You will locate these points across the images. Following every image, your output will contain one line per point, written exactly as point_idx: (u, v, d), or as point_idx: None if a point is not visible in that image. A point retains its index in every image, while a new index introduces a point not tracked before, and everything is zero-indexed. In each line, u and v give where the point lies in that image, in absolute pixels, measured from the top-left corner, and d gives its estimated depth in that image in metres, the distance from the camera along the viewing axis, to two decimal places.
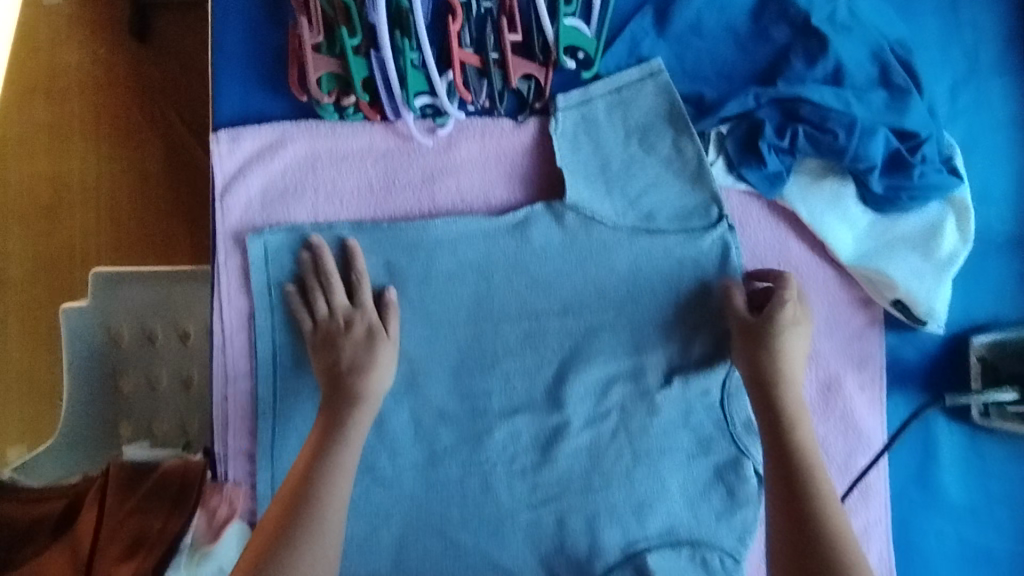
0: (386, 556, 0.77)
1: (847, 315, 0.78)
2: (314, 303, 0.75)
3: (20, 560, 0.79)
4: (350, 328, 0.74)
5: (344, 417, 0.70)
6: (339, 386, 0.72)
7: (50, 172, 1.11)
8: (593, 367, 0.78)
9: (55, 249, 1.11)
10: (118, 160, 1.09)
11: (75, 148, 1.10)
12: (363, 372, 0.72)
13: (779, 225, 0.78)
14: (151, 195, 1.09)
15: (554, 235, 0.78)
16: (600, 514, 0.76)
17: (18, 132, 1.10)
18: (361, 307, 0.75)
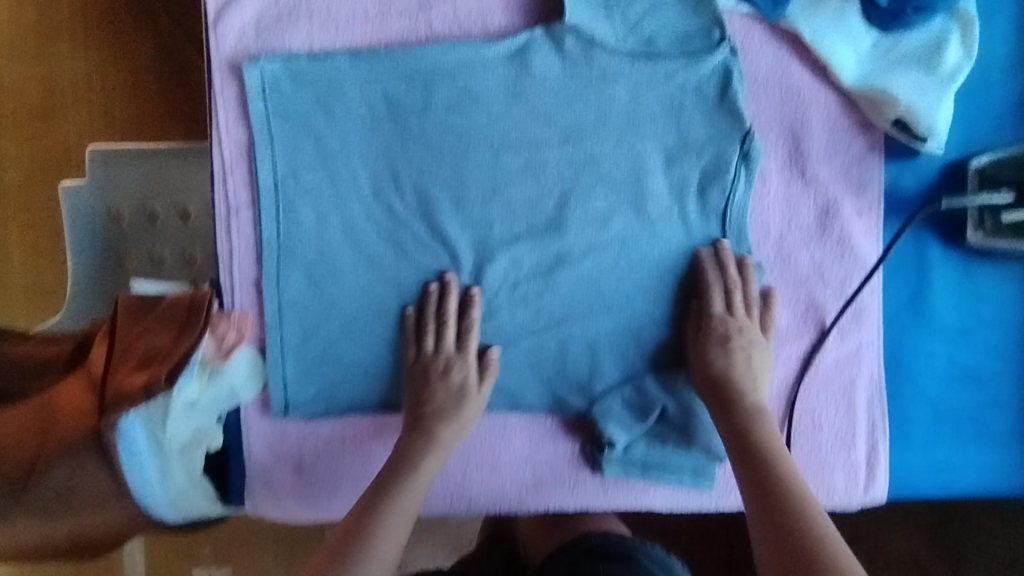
0: (392, 382, 0.79)
1: (847, 139, 0.78)
2: (422, 331, 0.78)
3: (38, 390, 0.81)
4: (448, 376, 0.76)
5: (417, 458, 0.73)
6: (423, 413, 0.76)
7: (40, 73, 1.11)
8: (593, 195, 0.78)
9: (49, 152, 1.11)
10: (108, 59, 1.09)
11: (64, 43, 1.10)
12: (450, 411, 0.75)
13: (781, 49, 0.78)
14: (144, 94, 1.09)
15: (554, 61, 0.77)
16: (601, 338, 0.79)
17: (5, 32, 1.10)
18: (464, 357, 0.77)
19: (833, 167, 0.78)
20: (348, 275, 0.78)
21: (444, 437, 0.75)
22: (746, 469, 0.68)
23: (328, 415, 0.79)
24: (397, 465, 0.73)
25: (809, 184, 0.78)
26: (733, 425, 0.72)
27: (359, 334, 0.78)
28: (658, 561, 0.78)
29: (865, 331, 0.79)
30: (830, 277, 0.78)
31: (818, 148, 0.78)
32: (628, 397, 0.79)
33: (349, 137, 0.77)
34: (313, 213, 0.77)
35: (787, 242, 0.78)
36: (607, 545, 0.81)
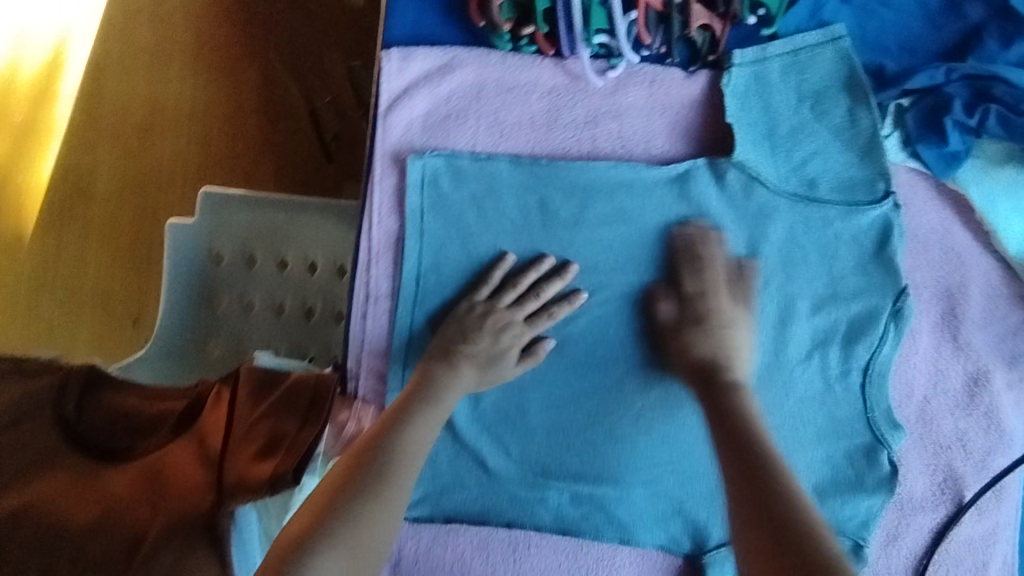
0: (504, 495, 0.76)
1: (1005, 310, 0.76)
2: (478, 292, 0.75)
3: (140, 450, 0.76)
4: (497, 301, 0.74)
5: (440, 392, 0.71)
6: (436, 353, 0.73)
7: (145, 93, 1.07)
8: (732, 332, 0.77)
9: (145, 173, 1.07)
10: (217, 91, 1.08)
11: (174, 70, 1.07)
12: (460, 355, 0.72)
13: (946, 209, 0.76)
14: (244, 126, 1.09)
15: (713, 193, 0.77)
16: (722, 483, 0.75)
17: (118, 49, 1.06)
18: (516, 314, 0.74)
19: (986, 336, 0.75)
20: None
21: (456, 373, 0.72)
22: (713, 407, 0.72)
23: (432, 521, 0.76)
24: (417, 388, 0.71)
25: (960, 349, 0.75)
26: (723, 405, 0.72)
27: (476, 440, 0.76)
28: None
29: (1002, 511, 0.75)
30: (973, 449, 0.75)
31: (974, 316, 0.75)
32: None
33: (497, 243, 0.77)
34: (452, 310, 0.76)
35: (930, 406, 0.75)
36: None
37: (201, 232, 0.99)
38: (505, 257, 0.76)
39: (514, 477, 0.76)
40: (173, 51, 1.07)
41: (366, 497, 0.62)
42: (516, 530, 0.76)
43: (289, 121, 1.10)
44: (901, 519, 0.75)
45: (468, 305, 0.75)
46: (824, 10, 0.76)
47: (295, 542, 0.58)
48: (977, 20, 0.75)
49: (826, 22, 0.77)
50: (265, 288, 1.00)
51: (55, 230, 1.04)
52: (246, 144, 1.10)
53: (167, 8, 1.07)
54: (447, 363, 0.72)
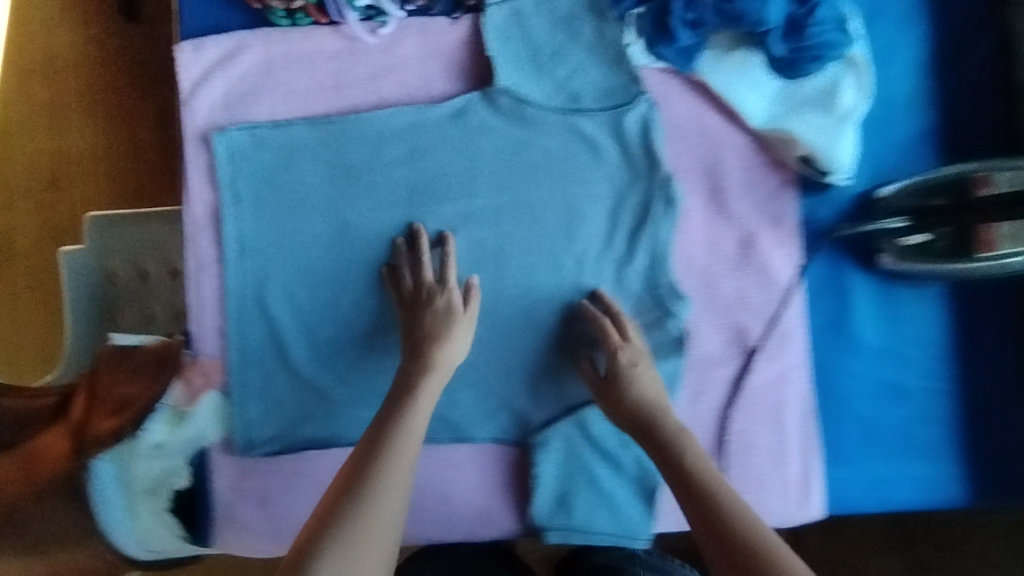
0: (349, 419, 0.84)
1: (762, 177, 0.84)
2: (399, 277, 0.84)
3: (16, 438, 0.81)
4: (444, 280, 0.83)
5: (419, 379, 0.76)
6: (415, 340, 0.81)
7: (49, 148, 1.12)
8: (528, 239, 0.85)
9: (60, 222, 1.11)
10: (111, 134, 1.11)
11: (72, 121, 1.11)
12: (439, 333, 0.79)
13: (696, 98, 0.84)
14: (143, 161, 1.11)
15: (491, 120, 0.85)
16: (539, 372, 0.85)
17: (18, 114, 1.12)
18: (447, 286, 0.83)
19: (751, 203, 0.84)
20: (308, 320, 0.85)
21: (442, 356, 0.79)
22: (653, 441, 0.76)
23: (288, 452, 0.85)
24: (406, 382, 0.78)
25: (729, 218, 0.84)
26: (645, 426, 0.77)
27: (317, 374, 0.85)
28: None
29: (791, 355, 0.84)
30: (753, 303, 0.84)
31: (736, 187, 0.84)
32: (568, 424, 0.84)
33: (307, 196, 0.86)
34: (278, 265, 0.85)
35: (714, 271, 0.84)
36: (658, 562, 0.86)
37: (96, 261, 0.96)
38: (446, 237, 0.85)
39: (355, 400, 0.85)
40: (67, 105, 1.11)
41: (365, 502, 0.66)
42: None
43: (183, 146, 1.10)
44: (701, 376, 0.84)
45: (439, 290, 0.84)
46: None
47: (307, 543, 0.63)
48: None
49: None
50: (152, 301, 0.97)
51: None
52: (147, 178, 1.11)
53: (56, 67, 1.11)
54: (430, 346, 0.79)
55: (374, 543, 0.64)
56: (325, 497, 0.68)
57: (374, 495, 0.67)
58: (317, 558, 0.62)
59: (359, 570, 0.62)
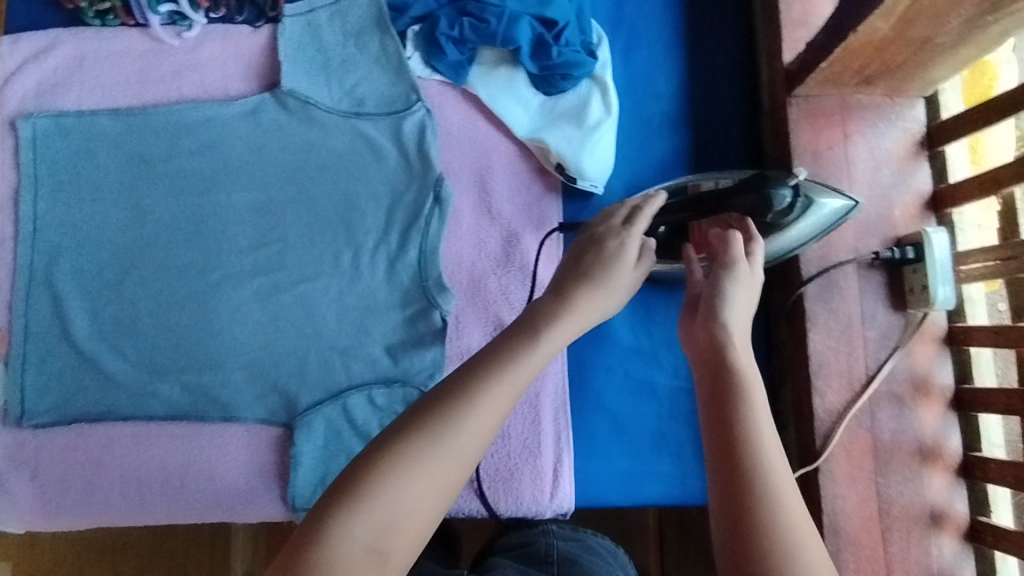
0: (123, 393, 0.87)
1: (528, 182, 0.92)
2: (600, 242, 0.70)
3: None
4: (631, 224, 0.71)
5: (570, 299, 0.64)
6: (559, 286, 0.67)
7: None
8: (308, 231, 0.91)
9: None
10: None
11: None
12: (598, 277, 0.67)
13: (469, 108, 0.94)
14: None
15: (281, 119, 0.92)
16: (310, 357, 0.89)
17: None
18: (627, 230, 0.71)
19: (514, 206, 0.91)
20: (94, 299, 0.89)
21: (581, 303, 0.64)
22: (704, 378, 0.56)
23: (60, 425, 0.87)
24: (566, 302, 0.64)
25: (495, 219, 0.91)
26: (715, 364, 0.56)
27: (96, 350, 0.88)
28: (604, 548, 0.90)
29: None
30: (515, 299, 0.89)
31: (503, 190, 0.91)
32: (332, 408, 0.88)
33: (106, 181, 0.91)
34: (71, 245, 0.90)
35: (477, 268, 0.90)
36: (518, 537, 0.90)
37: None
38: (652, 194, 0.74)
39: (130, 377, 0.88)
40: None
41: (447, 422, 0.51)
42: (134, 423, 0.87)
43: None
44: None
45: (597, 228, 0.73)
46: None
47: (349, 472, 0.49)
48: None
49: None
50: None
51: None
52: None
53: None
54: (577, 282, 0.66)
55: (435, 470, 0.49)
56: (411, 406, 0.53)
57: (465, 411, 0.51)
58: (367, 478, 0.48)
59: (409, 506, 0.48)
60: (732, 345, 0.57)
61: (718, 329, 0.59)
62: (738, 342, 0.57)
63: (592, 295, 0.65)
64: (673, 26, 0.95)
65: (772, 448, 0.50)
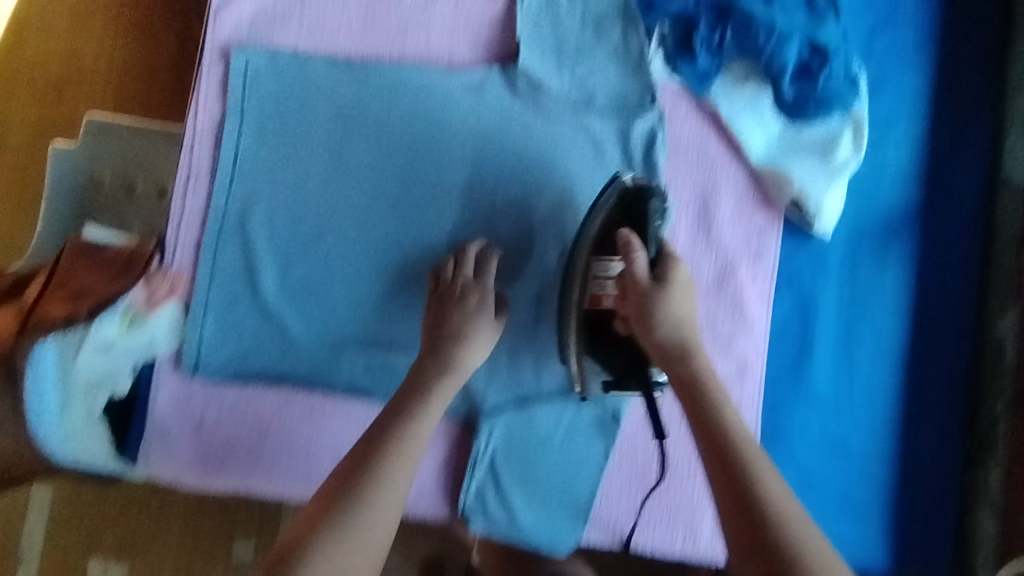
0: (302, 359, 0.83)
1: (752, 213, 0.86)
2: (443, 264, 0.82)
3: None
4: (463, 301, 0.79)
5: (415, 404, 0.72)
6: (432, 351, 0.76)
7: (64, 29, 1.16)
8: (515, 222, 0.86)
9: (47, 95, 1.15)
10: (125, 27, 1.16)
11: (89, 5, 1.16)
12: (448, 365, 0.75)
13: (703, 123, 0.86)
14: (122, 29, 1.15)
15: (505, 99, 0.86)
16: (501, 357, 0.84)
17: None
18: (482, 285, 0.80)
19: (734, 234, 0.85)
20: (286, 253, 0.84)
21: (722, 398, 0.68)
22: (682, 394, 0.69)
23: (234, 382, 0.83)
24: (696, 405, 0.68)
25: (712, 244, 0.85)
26: (676, 355, 0.70)
27: (281, 310, 0.83)
28: None
29: (745, 390, 0.85)
30: (720, 331, 0.85)
31: (725, 216, 0.85)
32: (513, 424, 0.84)
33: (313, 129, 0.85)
34: (267, 192, 0.84)
35: None
36: None
37: (85, 157, 1.11)
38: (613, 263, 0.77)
39: (313, 346, 0.83)
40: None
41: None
42: (311, 393, 0.83)
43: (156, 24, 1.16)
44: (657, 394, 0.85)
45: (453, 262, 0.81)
46: None
47: (286, 551, 0.62)
48: None
49: None
50: (143, 219, 1.10)
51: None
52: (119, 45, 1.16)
53: None
54: (676, 371, 0.70)
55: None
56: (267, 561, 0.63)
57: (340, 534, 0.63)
58: None
59: None
60: (689, 350, 0.71)
61: (663, 329, 0.71)
62: (686, 341, 0.71)
63: (421, 426, 0.71)
64: (932, 73, 0.88)
65: (713, 361, 0.71)
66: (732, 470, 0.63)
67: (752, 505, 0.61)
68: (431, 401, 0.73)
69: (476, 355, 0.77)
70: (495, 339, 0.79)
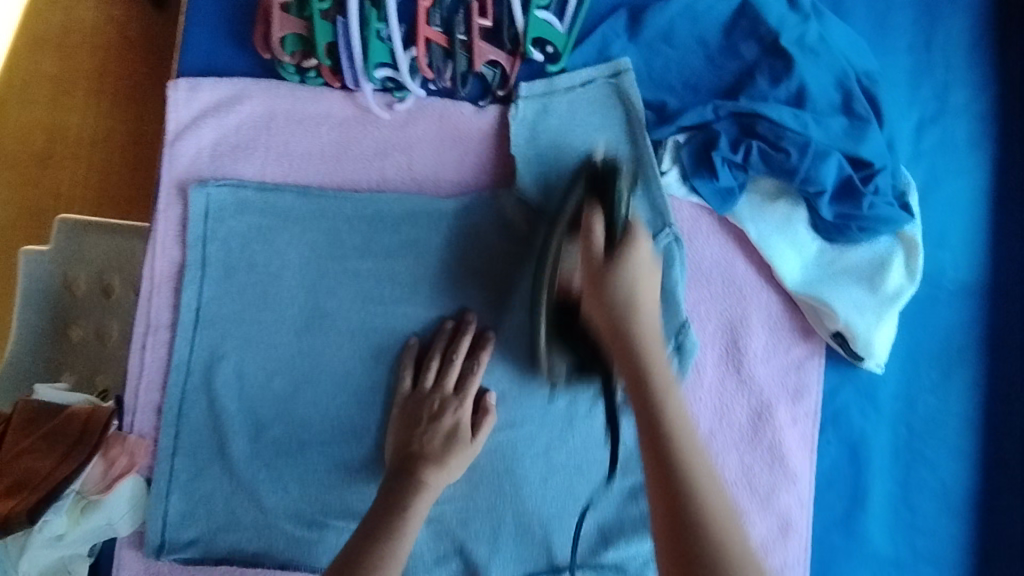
0: (282, 531, 0.73)
1: (788, 344, 0.75)
2: (423, 367, 0.74)
3: None
4: (437, 423, 0.71)
5: (409, 496, 0.66)
6: (409, 460, 0.69)
7: (47, 122, 1.11)
8: (517, 364, 0.75)
9: (34, 198, 1.09)
10: (115, 121, 1.11)
11: (75, 99, 1.11)
12: (425, 466, 0.69)
13: (727, 242, 0.76)
14: (117, 127, 1.10)
15: (497, 224, 0.76)
16: (504, 524, 0.74)
17: (23, 78, 1.11)
18: (461, 400, 0.72)
19: (769, 370, 0.75)
20: (256, 413, 0.74)
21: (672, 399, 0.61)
22: (635, 394, 0.62)
23: (204, 562, 0.73)
24: (637, 398, 0.62)
25: (744, 382, 0.75)
26: (631, 354, 0.63)
27: (255, 477, 0.73)
28: None
29: (791, 551, 0.73)
30: (758, 484, 0.74)
31: (757, 350, 0.75)
32: None
33: (287, 267, 0.76)
34: (236, 342, 0.75)
35: (716, 441, 0.74)
36: None
37: (57, 263, 0.98)
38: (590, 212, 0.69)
39: (296, 513, 0.74)
40: (75, 83, 1.10)
41: None
42: (293, 571, 0.74)
43: (150, 115, 1.11)
44: None
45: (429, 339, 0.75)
46: (612, 46, 0.78)
47: None
48: (753, 59, 0.75)
49: (613, 57, 0.78)
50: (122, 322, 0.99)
51: None
52: (112, 148, 1.10)
53: (70, 43, 1.11)
54: (625, 363, 0.62)
55: None
56: None
57: None
58: None
59: None
60: (648, 357, 0.62)
61: (618, 290, 0.65)
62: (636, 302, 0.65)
63: (411, 520, 0.65)
64: (988, 172, 0.80)
65: (678, 402, 0.61)
66: (659, 446, 0.58)
67: (668, 443, 0.58)
68: (416, 510, 0.66)
69: (464, 449, 0.70)
70: (470, 454, 0.71)
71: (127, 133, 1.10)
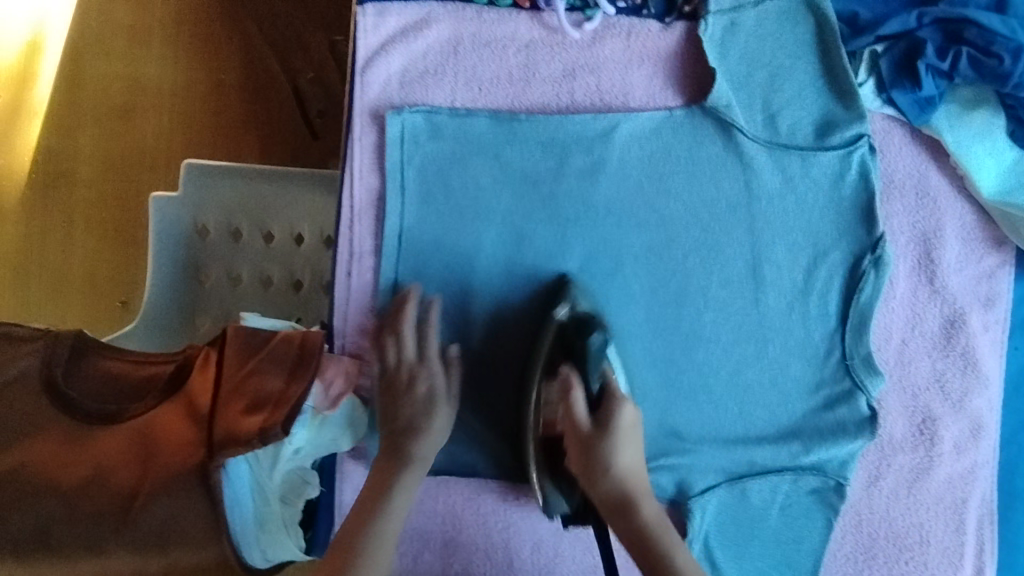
0: (495, 443, 0.78)
1: (979, 253, 0.77)
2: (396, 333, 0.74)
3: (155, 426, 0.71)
4: (414, 386, 0.72)
5: (403, 454, 0.70)
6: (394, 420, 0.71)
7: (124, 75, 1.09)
8: (712, 282, 0.77)
9: (125, 152, 1.08)
10: (196, 71, 1.08)
11: (151, 49, 1.08)
12: (417, 417, 0.71)
13: (920, 154, 0.77)
14: (195, 76, 1.08)
15: (688, 140, 0.77)
16: (708, 427, 0.77)
17: (96, 31, 1.08)
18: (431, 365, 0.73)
19: (961, 278, 0.77)
20: (459, 335, 0.77)
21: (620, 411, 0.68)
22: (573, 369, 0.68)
23: None
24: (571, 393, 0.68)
25: (937, 293, 0.77)
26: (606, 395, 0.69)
27: (465, 393, 0.77)
28: None
29: (981, 451, 0.77)
30: (951, 389, 0.77)
31: (950, 260, 0.76)
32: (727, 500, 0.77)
33: (484, 193, 0.77)
34: (437, 266, 0.77)
35: (908, 349, 0.77)
36: None
37: (188, 207, 0.94)
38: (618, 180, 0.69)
39: (507, 428, 0.77)
40: (150, 33, 1.08)
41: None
42: (506, 480, 0.79)
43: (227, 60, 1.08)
44: (881, 460, 0.77)
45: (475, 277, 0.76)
46: None
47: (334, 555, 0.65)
48: None
49: None
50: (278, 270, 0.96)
51: (59, 234, 1.08)
52: (193, 100, 1.08)
53: None
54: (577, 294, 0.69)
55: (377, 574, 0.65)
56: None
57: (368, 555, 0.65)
58: None
59: None
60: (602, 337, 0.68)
61: None
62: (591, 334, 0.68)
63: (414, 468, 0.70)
64: None
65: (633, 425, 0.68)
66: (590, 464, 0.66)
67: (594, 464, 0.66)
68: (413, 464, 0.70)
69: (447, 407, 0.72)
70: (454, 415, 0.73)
71: (238, 76, 1.08)
